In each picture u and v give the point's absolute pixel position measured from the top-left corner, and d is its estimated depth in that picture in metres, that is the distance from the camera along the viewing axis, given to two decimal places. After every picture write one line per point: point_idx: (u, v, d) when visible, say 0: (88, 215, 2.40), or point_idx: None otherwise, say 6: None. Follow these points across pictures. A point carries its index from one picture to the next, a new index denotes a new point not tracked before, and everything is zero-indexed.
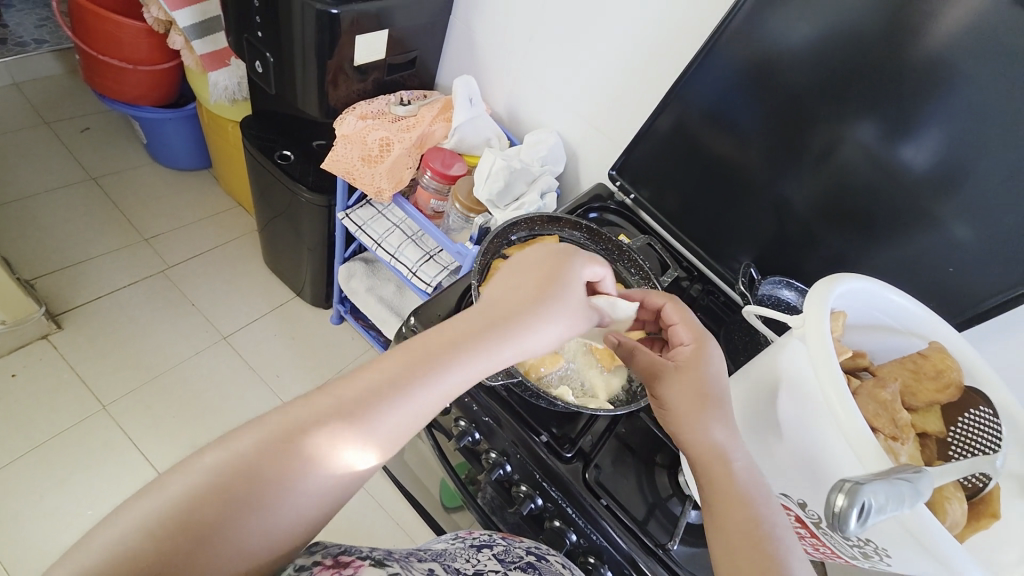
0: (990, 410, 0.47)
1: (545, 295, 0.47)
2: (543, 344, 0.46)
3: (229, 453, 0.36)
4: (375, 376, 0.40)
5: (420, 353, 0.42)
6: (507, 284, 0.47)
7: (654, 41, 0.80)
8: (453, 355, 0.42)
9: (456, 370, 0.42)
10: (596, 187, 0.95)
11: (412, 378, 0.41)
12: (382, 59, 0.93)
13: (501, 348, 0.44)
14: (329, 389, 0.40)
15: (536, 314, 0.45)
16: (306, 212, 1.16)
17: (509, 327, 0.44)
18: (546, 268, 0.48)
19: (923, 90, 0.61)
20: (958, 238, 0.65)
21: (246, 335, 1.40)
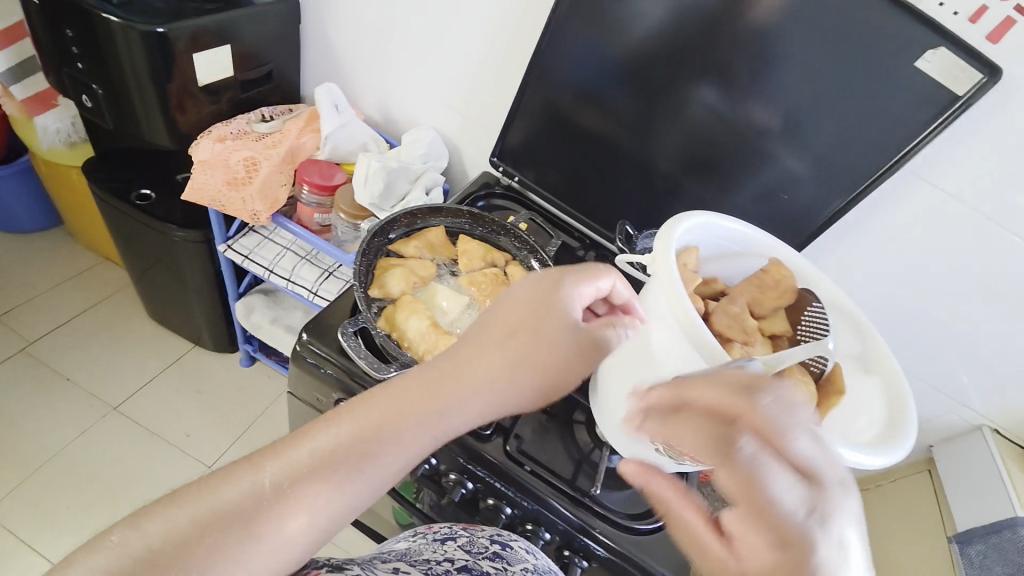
0: (819, 306, 0.55)
1: (529, 331, 0.51)
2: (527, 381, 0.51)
3: (140, 534, 0.35)
4: (323, 445, 0.41)
5: (388, 411, 0.44)
6: (497, 324, 0.51)
7: (506, 26, 0.83)
8: (420, 416, 0.45)
9: (411, 432, 0.44)
10: (482, 175, 0.98)
11: (379, 437, 0.43)
12: (233, 76, 0.88)
13: (471, 393, 0.47)
14: (278, 451, 0.40)
15: (512, 355, 0.50)
16: (183, 252, 1.07)
17: (483, 371, 0.48)
18: (535, 301, 0.52)
19: (734, 44, 0.70)
20: (792, 168, 0.76)
21: (143, 399, 1.26)
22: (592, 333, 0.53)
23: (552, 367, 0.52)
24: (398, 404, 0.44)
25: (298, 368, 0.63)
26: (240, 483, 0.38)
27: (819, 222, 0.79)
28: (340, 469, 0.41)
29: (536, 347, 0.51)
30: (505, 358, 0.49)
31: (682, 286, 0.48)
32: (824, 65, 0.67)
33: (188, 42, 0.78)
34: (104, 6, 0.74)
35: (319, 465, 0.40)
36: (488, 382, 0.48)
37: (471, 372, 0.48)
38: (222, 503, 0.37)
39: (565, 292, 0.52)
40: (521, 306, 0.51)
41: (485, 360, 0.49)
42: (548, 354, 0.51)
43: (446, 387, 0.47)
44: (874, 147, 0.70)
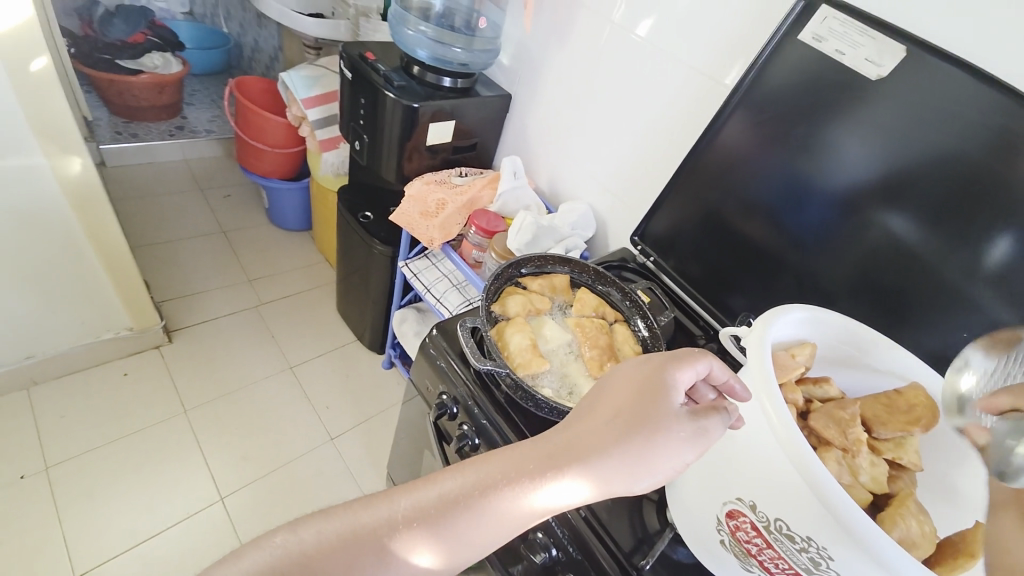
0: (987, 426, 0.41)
1: (640, 420, 0.47)
2: (646, 476, 0.47)
3: (294, 538, 0.42)
4: (457, 484, 0.46)
5: (490, 477, 0.45)
6: (607, 408, 0.50)
7: (671, 128, 0.95)
8: (540, 486, 0.45)
9: (540, 493, 0.45)
10: (620, 252, 1.07)
11: (481, 499, 0.45)
12: (449, 142, 1.17)
13: (574, 480, 0.45)
14: (407, 490, 0.46)
15: (626, 438, 0.46)
16: (375, 262, 1.38)
17: (594, 457, 0.46)
18: (633, 390, 0.49)
19: (905, 164, 0.67)
20: (1002, 320, 0.64)
21: (308, 368, 1.59)
22: (707, 427, 0.46)
23: (663, 468, 0.47)
24: (504, 472, 0.46)
25: (421, 357, 0.76)
26: (374, 516, 0.44)
27: None
28: (446, 519, 0.44)
29: (640, 440, 0.46)
30: (611, 444, 0.47)
31: (771, 371, 0.47)
32: (1016, 199, 0.60)
33: (429, 114, 1.08)
34: (387, 86, 1.07)
35: (431, 510, 0.44)
36: (592, 472, 0.45)
37: (573, 457, 0.46)
38: (357, 527, 0.43)
39: (665, 378, 0.49)
40: (621, 392, 0.50)
41: (590, 444, 0.47)
42: (658, 449, 0.46)
43: (546, 469, 0.46)
44: None
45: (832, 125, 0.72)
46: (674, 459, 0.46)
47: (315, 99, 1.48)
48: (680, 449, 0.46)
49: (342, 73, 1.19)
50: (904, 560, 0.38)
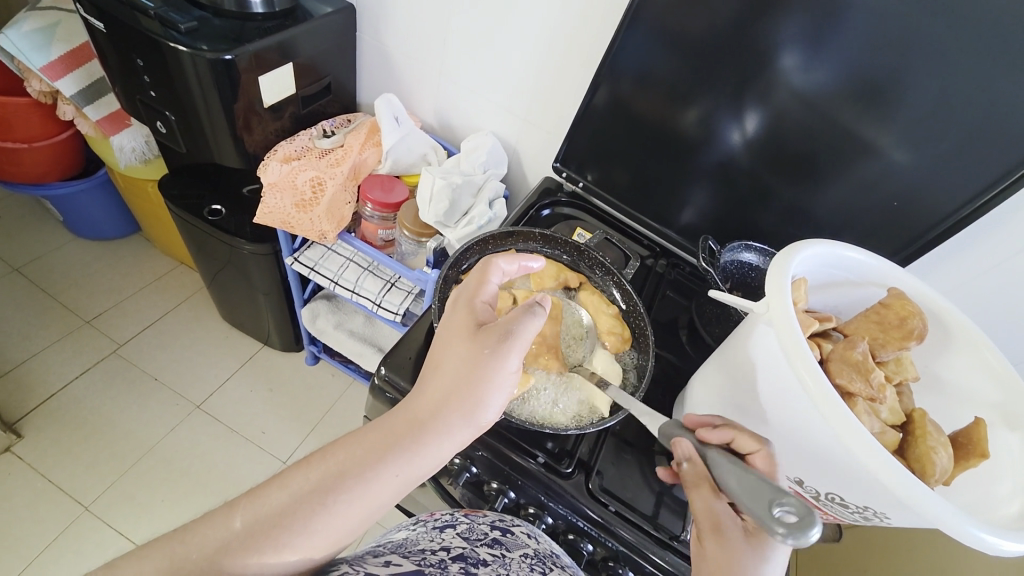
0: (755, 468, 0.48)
1: (482, 347, 0.48)
2: (494, 408, 0.48)
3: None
4: (320, 472, 0.43)
5: (344, 463, 0.44)
6: (450, 344, 0.50)
7: (570, 27, 0.77)
8: (407, 450, 0.45)
9: (410, 458, 0.45)
10: (544, 181, 0.94)
11: (338, 492, 0.42)
12: (293, 93, 0.89)
13: (429, 444, 0.46)
14: (251, 500, 0.42)
15: (478, 368, 0.47)
16: (252, 264, 1.11)
17: (448, 405, 0.46)
18: (460, 324, 0.51)
19: (836, 23, 0.59)
20: (895, 161, 0.66)
21: (220, 399, 1.34)
22: (524, 329, 0.48)
23: (502, 392, 0.48)
24: (357, 457, 0.44)
25: (376, 400, 0.64)
26: (211, 539, 0.40)
27: (932, 231, 0.69)
28: (301, 522, 0.41)
29: (485, 357, 0.47)
30: (461, 382, 0.47)
31: (799, 328, 0.43)
32: (947, 49, 0.56)
33: (253, 63, 0.78)
34: (171, 34, 0.74)
35: (285, 515, 0.41)
36: (441, 431, 0.46)
37: (422, 425, 0.46)
38: (192, 555, 0.39)
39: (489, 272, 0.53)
40: (452, 338, 0.50)
41: (446, 396, 0.47)
42: (489, 385, 0.47)
43: (400, 444, 0.45)
44: (1003, 146, 0.60)
45: None
46: (514, 377, 0.49)
47: (59, 63, 1.01)
48: (510, 371, 0.48)
49: (87, 23, 0.81)
50: (965, 518, 0.38)
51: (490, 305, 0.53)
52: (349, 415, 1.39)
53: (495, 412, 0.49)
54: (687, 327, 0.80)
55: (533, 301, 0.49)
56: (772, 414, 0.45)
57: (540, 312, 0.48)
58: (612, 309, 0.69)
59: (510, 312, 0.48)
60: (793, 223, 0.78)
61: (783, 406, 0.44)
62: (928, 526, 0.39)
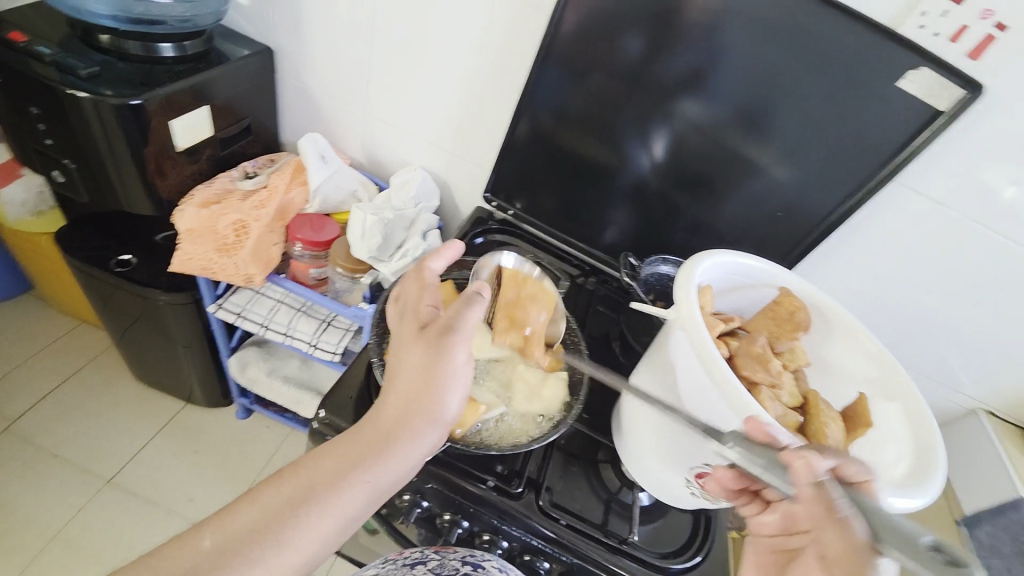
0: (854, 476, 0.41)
1: (430, 346, 0.49)
2: (455, 404, 0.49)
3: None
4: (289, 488, 0.45)
5: (311, 478, 0.45)
6: (403, 348, 0.51)
7: (487, 67, 0.83)
8: (376, 458, 0.46)
9: (380, 465, 0.46)
10: (476, 211, 0.97)
11: (310, 505, 0.44)
12: (210, 135, 0.87)
13: (395, 450, 0.47)
14: (220, 519, 0.43)
15: (430, 366, 0.48)
16: (169, 315, 1.03)
17: (410, 409, 0.48)
18: (408, 328, 0.52)
19: (713, 62, 0.69)
20: (775, 176, 0.76)
21: (138, 468, 1.20)
22: (467, 321, 0.49)
23: (460, 386, 0.49)
24: (327, 470, 0.45)
25: (317, 445, 0.62)
26: (183, 561, 0.41)
27: (812, 236, 0.79)
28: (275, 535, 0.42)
29: (434, 355, 0.48)
30: (416, 385, 0.48)
31: (706, 329, 0.48)
32: (803, 81, 0.67)
33: (163, 106, 0.76)
34: (71, 80, 0.71)
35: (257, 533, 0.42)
36: (406, 435, 0.47)
37: (386, 432, 0.47)
38: None
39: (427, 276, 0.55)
40: (403, 343, 0.51)
41: (408, 400, 0.48)
42: (444, 381, 0.48)
43: (368, 453, 0.46)
44: (858, 159, 0.71)
45: (650, 34, 0.69)
46: (467, 371, 0.50)
47: None
48: (462, 363, 0.49)
49: None
50: (855, 482, 0.43)
51: (435, 307, 0.53)
52: (289, 467, 1.30)
53: (459, 407, 0.50)
54: (619, 338, 0.86)
55: (470, 291, 0.51)
56: (692, 408, 0.50)
57: (478, 300, 0.49)
58: None
59: (451, 307, 0.50)
60: (701, 236, 0.86)
61: (699, 400, 0.49)
62: None
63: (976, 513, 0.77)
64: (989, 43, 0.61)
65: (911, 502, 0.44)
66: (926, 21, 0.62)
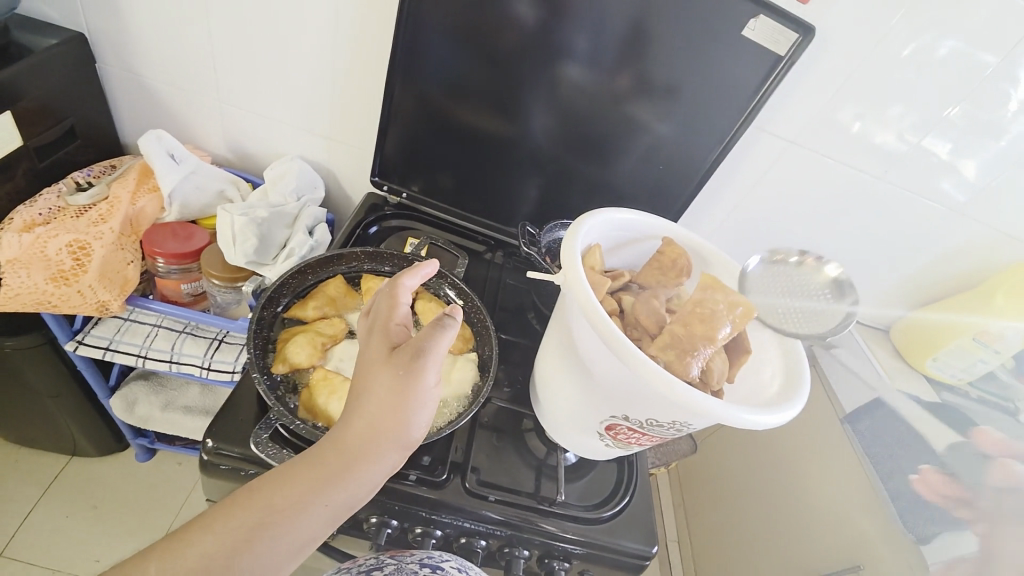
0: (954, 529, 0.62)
1: (400, 368, 0.45)
2: (421, 425, 0.46)
3: None
4: (243, 517, 0.41)
5: (269, 506, 0.41)
6: (370, 369, 0.46)
7: (348, 38, 0.76)
8: (337, 483, 0.43)
9: (341, 490, 0.43)
10: (368, 198, 0.91)
11: (265, 531, 0.41)
12: (19, 145, 0.72)
13: (357, 473, 0.44)
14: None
15: (398, 389, 0.44)
16: (17, 363, 0.87)
17: (375, 433, 0.45)
18: (374, 348, 0.47)
19: (579, 18, 0.68)
20: (652, 129, 0.78)
21: (20, 541, 1.04)
22: (441, 344, 0.45)
23: (426, 407, 0.46)
24: (282, 496, 0.42)
25: (211, 476, 0.56)
26: None
27: (692, 185, 0.84)
28: (224, 566, 0.39)
29: (403, 379, 0.45)
30: (382, 408, 0.45)
31: (589, 287, 0.49)
32: (665, 36, 0.68)
33: None
34: None
35: (205, 565, 0.38)
36: (368, 459, 0.44)
37: (348, 455, 0.44)
38: None
39: (401, 291, 0.50)
40: (369, 363, 0.47)
41: (373, 423, 0.45)
42: (411, 405, 0.45)
43: (328, 477, 0.43)
44: (723, 106, 0.75)
45: None
46: (436, 394, 0.47)
47: None
48: (430, 386, 0.46)
49: None
50: (736, 409, 0.46)
51: (406, 325, 0.50)
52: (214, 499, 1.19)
53: (424, 426, 0.48)
54: (531, 307, 0.86)
55: (445, 312, 0.46)
56: (591, 364, 0.51)
57: (451, 324, 0.45)
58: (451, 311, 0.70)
59: (422, 329, 0.46)
60: (596, 196, 0.88)
61: (596, 356, 0.49)
62: (714, 423, 0.47)
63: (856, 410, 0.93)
64: None
65: (784, 417, 0.48)
66: None
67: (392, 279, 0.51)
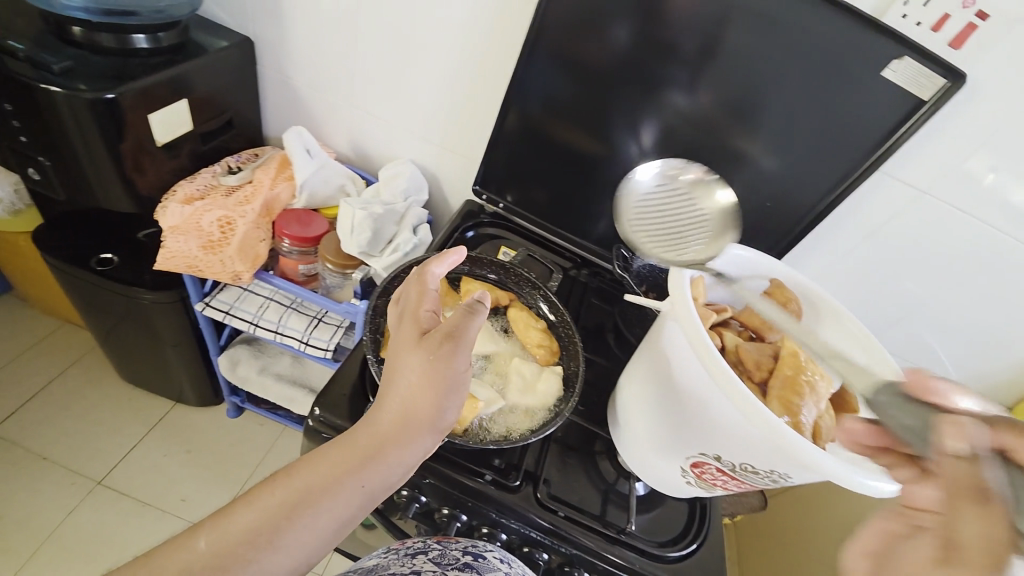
0: None
1: (430, 355, 0.47)
2: (452, 413, 0.48)
3: None
4: (285, 491, 0.44)
5: (309, 481, 0.44)
6: (401, 355, 0.49)
7: (473, 56, 0.81)
8: (372, 465, 0.46)
9: (375, 471, 0.46)
10: (466, 205, 0.96)
11: (305, 506, 0.44)
12: (190, 130, 0.85)
13: (392, 455, 0.46)
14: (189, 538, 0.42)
15: (429, 376, 0.46)
16: (154, 314, 1.01)
17: (408, 417, 0.47)
18: (407, 334, 0.50)
19: (702, 49, 0.68)
20: (762, 165, 0.76)
21: (128, 470, 1.19)
22: (468, 330, 0.47)
23: (457, 395, 0.47)
24: (321, 473, 0.45)
25: (311, 442, 0.61)
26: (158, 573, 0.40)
27: (799, 227, 0.80)
28: (270, 538, 0.42)
29: (433, 365, 0.46)
30: (414, 392, 0.47)
31: (698, 318, 0.48)
32: (789, 73, 0.67)
33: (139, 100, 0.74)
34: (42, 74, 0.69)
35: (252, 533, 0.42)
36: (401, 442, 0.46)
37: (383, 437, 0.47)
38: None
39: (430, 279, 0.53)
40: (401, 349, 0.49)
41: (406, 407, 0.47)
42: (442, 391, 0.46)
43: (363, 459, 0.46)
44: (847, 148, 0.71)
45: (637, 24, 0.69)
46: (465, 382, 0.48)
47: None
48: (460, 373, 0.47)
49: None
50: (849, 468, 0.43)
51: (435, 311, 0.52)
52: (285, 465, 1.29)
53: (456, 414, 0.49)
54: (612, 329, 0.85)
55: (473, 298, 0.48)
56: (687, 397, 0.50)
57: (479, 310, 0.47)
58: (541, 323, 0.72)
59: (450, 315, 0.48)
60: None
61: (695, 390, 0.49)
62: (820, 478, 0.45)
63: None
64: (971, 31, 0.61)
65: (902, 485, 0.44)
66: (909, 10, 0.62)
67: (421, 269, 0.54)
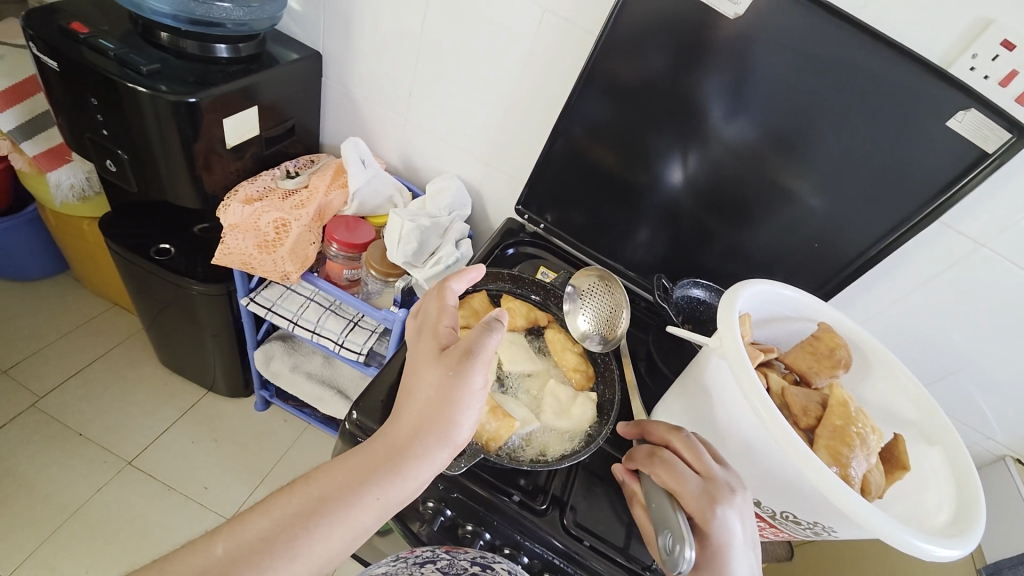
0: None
1: (446, 369, 0.48)
2: (466, 428, 0.49)
3: None
4: (301, 499, 0.45)
5: (325, 488, 0.45)
6: (419, 368, 0.51)
7: (530, 82, 0.84)
8: (387, 476, 0.46)
9: (390, 483, 0.46)
10: (507, 223, 0.98)
11: (321, 515, 0.44)
12: (256, 134, 0.90)
13: (406, 468, 0.47)
14: (233, 527, 0.43)
15: (446, 390, 0.48)
16: (201, 305, 1.06)
17: (422, 430, 0.48)
18: (426, 348, 0.52)
19: (759, 87, 0.69)
20: (811, 206, 0.75)
21: (157, 452, 1.23)
22: (484, 347, 0.48)
23: (472, 410, 0.49)
24: (338, 482, 0.46)
25: (345, 444, 0.63)
26: (200, 562, 0.41)
27: (846, 270, 0.78)
28: (286, 546, 0.43)
29: (450, 379, 0.48)
30: (430, 406, 0.48)
31: (748, 358, 0.47)
32: (846, 117, 0.67)
33: (216, 104, 0.79)
34: (132, 76, 0.75)
35: (269, 537, 0.42)
36: (416, 455, 0.47)
37: (399, 449, 0.47)
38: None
39: (448, 295, 0.55)
40: (420, 363, 0.51)
41: (421, 420, 0.48)
42: (457, 406, 0.48)
43: (378, 470, 0.46)
44: (902, 195, 0.70)
45: (694, 60, 0.70)
46: (479, 398, 0.49)
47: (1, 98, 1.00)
48: (476, 389, 0.49)
49: (39, 60, 0.81)
50: (904, 530, 0.42)
51: (454, 327, 0.54)
52: (305, 463, 1.31)
53: (470, 430, 0.50)
54: (645, 358, 0.85)
55: (491, 316, 0.49)
56: (731, 438, 0.49)
57: (497, 328, 0.48)
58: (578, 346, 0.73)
59: (469, 332, 0.49)
60: (734, 261, 0.85)
61: (741, 432, 0.48)
62: (869, 536, 0.44)
63: (1000, 560, 0.73)
64: None
65: (958, 552, 0.43)
66: (977, 63, 0.62)
67: (440, 285, 0.57)
